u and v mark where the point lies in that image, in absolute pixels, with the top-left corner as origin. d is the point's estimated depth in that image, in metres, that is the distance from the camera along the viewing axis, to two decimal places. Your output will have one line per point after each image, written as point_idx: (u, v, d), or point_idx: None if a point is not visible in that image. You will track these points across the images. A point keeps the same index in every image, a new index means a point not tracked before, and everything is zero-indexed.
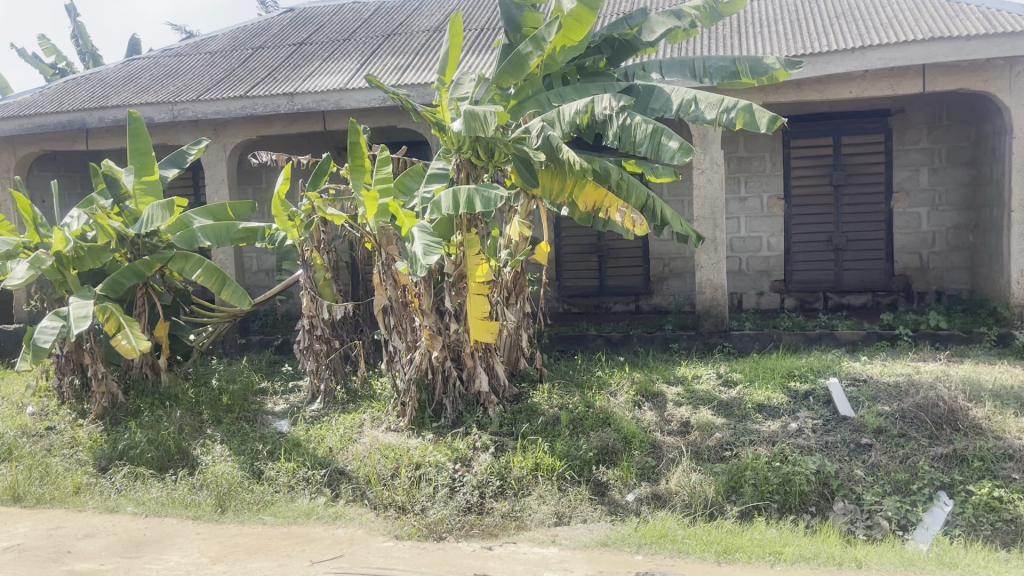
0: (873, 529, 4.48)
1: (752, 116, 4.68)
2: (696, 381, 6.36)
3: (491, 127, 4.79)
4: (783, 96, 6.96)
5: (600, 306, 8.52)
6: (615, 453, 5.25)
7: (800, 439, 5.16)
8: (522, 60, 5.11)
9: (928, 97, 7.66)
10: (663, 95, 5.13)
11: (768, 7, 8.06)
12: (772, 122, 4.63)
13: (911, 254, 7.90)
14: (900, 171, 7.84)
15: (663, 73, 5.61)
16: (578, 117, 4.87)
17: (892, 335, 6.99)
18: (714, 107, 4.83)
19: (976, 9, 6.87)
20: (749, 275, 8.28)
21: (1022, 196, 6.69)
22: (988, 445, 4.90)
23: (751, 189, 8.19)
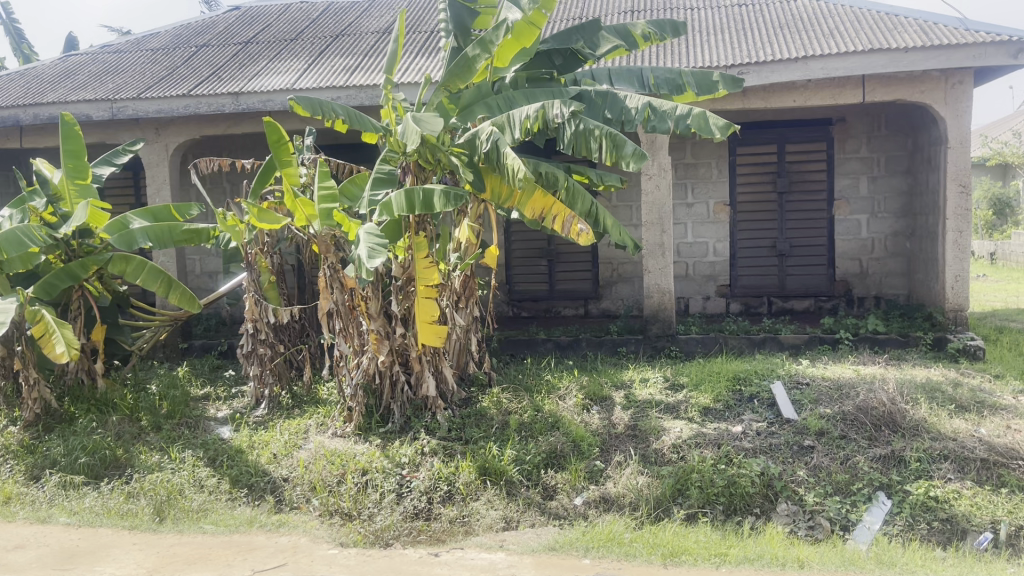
0: (815, 529, 4.55)
1: (705, 125, 4.79)
2: (644, 384, 6.41)
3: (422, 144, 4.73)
4: (729, 104, 7.07)
5: (550, 310, 8.58)
6: (563, 456, 5.28)
7: (743, 441, 5.24)
8: (469, 64, 5.11)
9: (868, 107, 7.88)
10: (616, 103, 5.13)
11: (715, 16, 8.18)
12: (727, 127, 4.74)
13: (851, 260, 8.11)
14: (841, 179, 8.05)
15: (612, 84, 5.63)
16: (529, 122, 4.84)
17: (833, 339, 7.15)
18: (669, 114, 4.91)
19: (912, 21, 7.07)
20: (696, 280, 8.40)
21: (957, 205, 6.90)
22: (925, 445, 5.04)
23: (698, 195, 8.29)
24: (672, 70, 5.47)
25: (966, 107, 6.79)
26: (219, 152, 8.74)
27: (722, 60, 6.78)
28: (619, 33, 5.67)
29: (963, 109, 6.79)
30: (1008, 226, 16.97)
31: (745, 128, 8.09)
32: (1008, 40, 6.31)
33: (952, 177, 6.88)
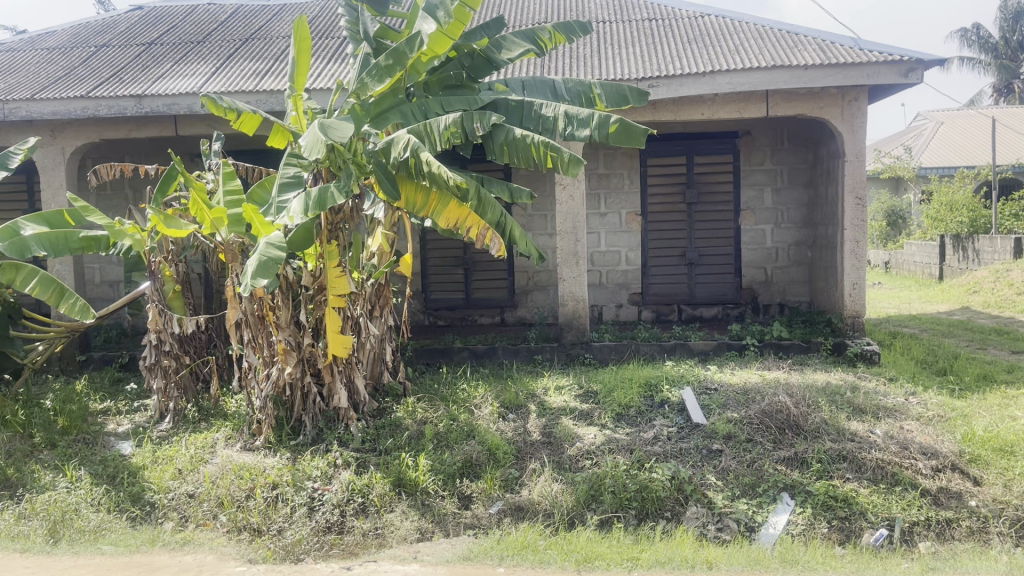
0: (723, 531, 4.68)
1: (626, 130, 4.85)
2: (558, 392, 6.46)
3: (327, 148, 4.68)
4: (639, 116, 7.22)
5: (466, 318, 8.58)
6: (479, 465, 5.28)
7: (655, 446, 5.35)
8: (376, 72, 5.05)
9: (772, 121, 8.19)
10: (533, 113, 5.19)
11: (625, 30, 8.34)
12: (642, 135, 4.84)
13: (757, 268, 8.40)
14: (746, 190, 8.33)
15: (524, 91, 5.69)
16: (447, 133, 4.85)
17: (740, 345, 7.37)
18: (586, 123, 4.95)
19: (812, 40, 7.37)
20: (609, 288, 8.53)
21: (854, 216, 7.23)
22: (825, 447, 5.24)
23: (610, 205, 8.45)
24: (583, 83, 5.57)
25: (862, 122, 7.13)
26: (121, 156, 8.41)
27: (633, 73, 6.93)
28: (527, 37, 5.74)
29: (859, 124, 7.12)
30: (900, 236, 17.90)
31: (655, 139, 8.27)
32: (900, 59, 6.67)
33: (850, 189, 7.20)
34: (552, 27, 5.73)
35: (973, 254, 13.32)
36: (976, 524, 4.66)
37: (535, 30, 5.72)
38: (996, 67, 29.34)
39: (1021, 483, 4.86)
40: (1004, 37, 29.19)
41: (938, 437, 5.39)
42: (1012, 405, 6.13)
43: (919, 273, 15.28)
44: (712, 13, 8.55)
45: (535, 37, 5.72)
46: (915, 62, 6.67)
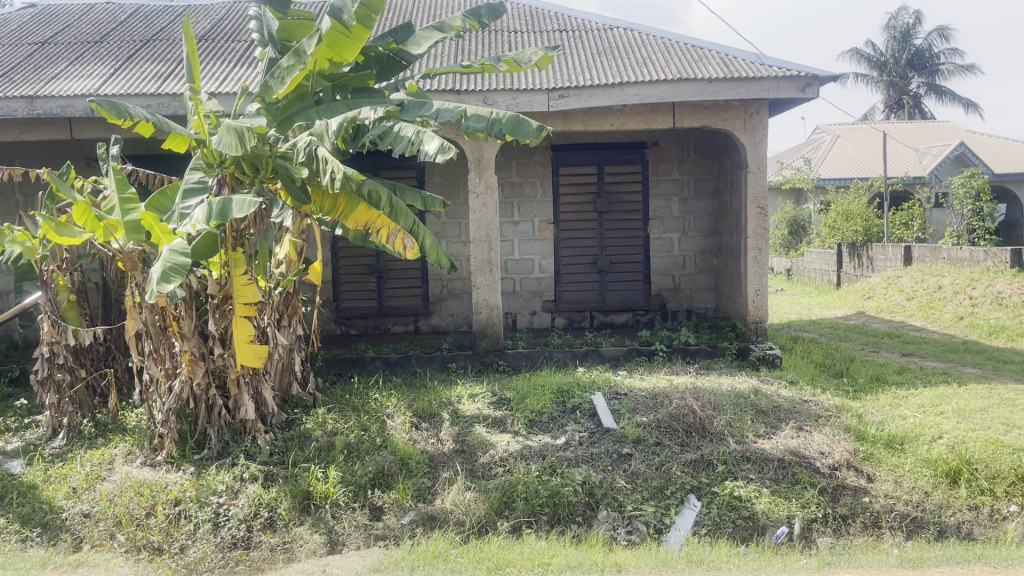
0: (633, 533, 4.77)
1: (517, 128, 4.85)
2: (471, 400, 6.45)
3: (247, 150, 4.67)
4: (550, 126, 7.31)
5: (378, 327, 8.50)
6: (390, 475, 5.24)
7: (566, 451, 5.41)
8: (284, 74, 4.99)
9: (678, 133, 8.42)
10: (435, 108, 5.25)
11: (536, 39, 8.44)
12: (540, 131, 4.91)
13: (664, 275, 8.61)
14: (655, 200, 8.54)
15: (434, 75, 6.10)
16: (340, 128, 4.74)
17: (649, 350, 7.53)
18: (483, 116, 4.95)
19: (715, 54, 7.62)
20: (523, 295, 8.58)
21: (756, 226, 7.50)
22: (729, 449, 5.39)
23: (524, 213, 8.50)
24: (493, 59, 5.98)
25: (762, 135, 7.42)
26: (12, 160, 8.02)
27: (544, 83, 7.02)
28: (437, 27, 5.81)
29: (759, 136, 7.41)
30: (801, 244, 18.66)
31: (568, 150, 8.39)
32: (798, 75, 6.97)
33: (752, 200, 7.47)
34: (461, 17, 5.75)
35: (867, 262, 14.00)
36: (869, 520, 4.89)
37: (445, 21, 5.73)
38: (886, 84, 30.95)
39: (910, 479, 5.12)
40: (894, 56, 30.82)
41: (835, 437, 5.62)
42: (902, 404, 6.47)
43: (818, 280, 15.95)
44: (621, 26, 8.73)
45: (446, 28, 5.75)
46: (811, 78, 6.98)
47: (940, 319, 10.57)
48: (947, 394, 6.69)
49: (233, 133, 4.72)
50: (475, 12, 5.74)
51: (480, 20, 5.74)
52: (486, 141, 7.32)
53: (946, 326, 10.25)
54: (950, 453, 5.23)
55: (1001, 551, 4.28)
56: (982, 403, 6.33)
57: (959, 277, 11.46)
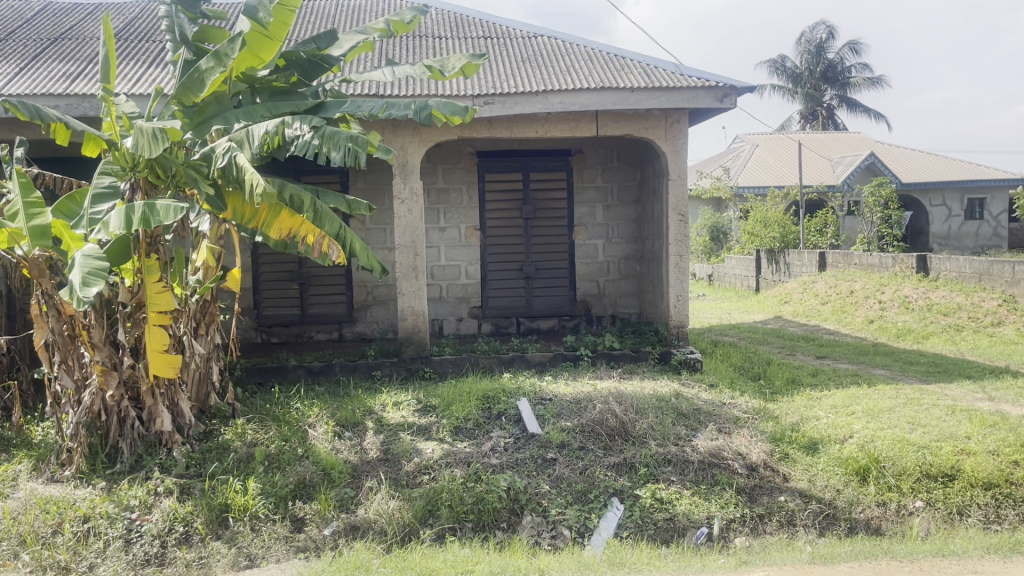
0: (557, 538, 4.80)
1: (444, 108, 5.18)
2: (396, 408, 6.38)
3: (161, 152, 4.51)
4: (475, 132, 7.32)
5: (302, 335, 8.33)
6: (312, 485, 5.16)
7: (491, 458, 5.41)
8: (202, 76, 4.88)
9: (602, 141, 8.53)
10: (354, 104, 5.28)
11: (460, 46, 8.44)
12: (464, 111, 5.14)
13: (589, 281, 8.71)
14: (580, 206, 8.62)
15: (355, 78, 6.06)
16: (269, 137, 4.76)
17: (575, 355, 7.60)
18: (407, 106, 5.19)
19: (637, 64, 7.76)
20: (449, 301, 8.56)
21: (678, 233, 7.66)
22: (651, 452, 5.49)
23: (450, 219, 8.49)
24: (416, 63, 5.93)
25: (683, 144, 7.57)
26: None
27: (468, 89, 7.03)
28: (359, 31, 5.84)
29: (680, 145, 7.56)
30: (722, 250, 19.14)
31: (494, 155, 8.41)
32: (716, 85, 7.16)
33: (674, 207, 7.62)
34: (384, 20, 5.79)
35: (784, 267, 14.46)
36: (785, 518, 5.03)
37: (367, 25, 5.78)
38: (802, 95, 32.03)
39: (823, 478, 5.29)
40: (808, 69, 31.94)
41: (754, 437, 5.77)
42: (816, 405, 6.68)
43: (738, 285, 16.38)
44: (545, 34, 8.81)
45: (368, 32, 5.82)
46: (728, 89, 7.18)
47: (852, 323, 10.97)
48: (857, 395, 6.94)
49: (146, 136, 4.54)
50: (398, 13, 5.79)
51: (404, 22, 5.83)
52: (411, 146, 7.28)
53: (858, 328, 10.65)
54: (860, 452, 5.42)
55: (907, 545, 4.46)
56: (890, 403, 6.59)
57: (869, 282, 11.94)
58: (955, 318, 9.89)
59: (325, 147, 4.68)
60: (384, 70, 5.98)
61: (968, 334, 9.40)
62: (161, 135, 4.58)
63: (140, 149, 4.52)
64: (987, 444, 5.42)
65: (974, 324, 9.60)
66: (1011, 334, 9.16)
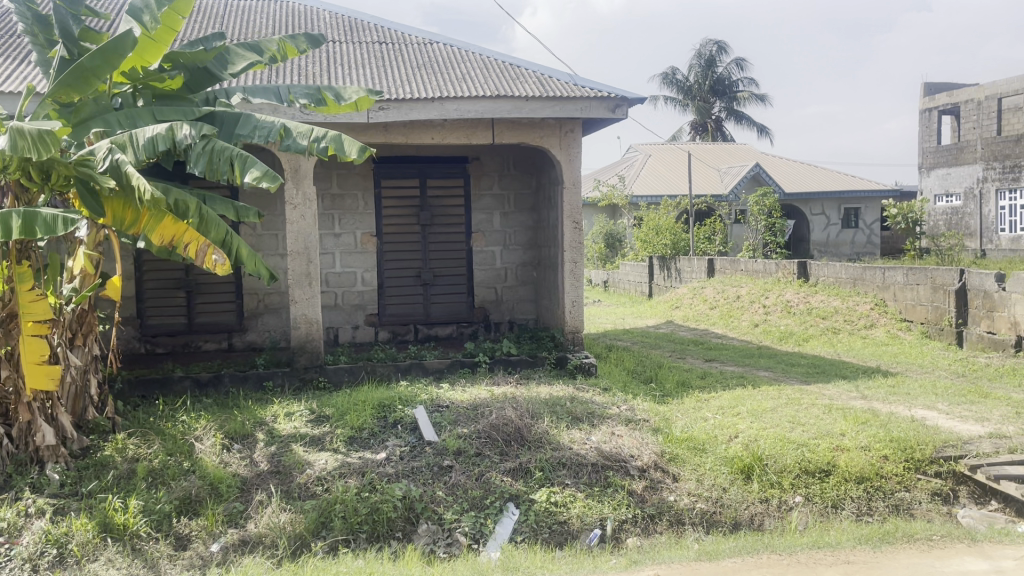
0: (452, 546, 4.79)
1: (342, 144, 4.96)
2: (288, 418, 6.23)
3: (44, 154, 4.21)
4: (370, 138, 7.24)
5: (189, 345, 8.00)
6: (199, 501, 4.98)
7: (386, 467, 5.35)
8: (88, 74, 4.59)
9: (499, 149, 8.59)
10: (249, 122, 5.09)
11: (355, 50, 8.34)
12: (362, 151, 4.94)
13: (487, 288, 8.73)
14: (477, 214, 8.64)
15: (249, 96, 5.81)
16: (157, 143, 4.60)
17: (472, 362, 7.60)
18: (304, 135, 4.98)
19: (532, 73, 7.85)
20: (345, 309, 8.38)
21: (573, 240, 7.79)
22: (546, 456, 5.54)
23: (344, 225, 8.33)
24: (311, 86, 5.79)
25: (577, 153, 7.71)
26: None
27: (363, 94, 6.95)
28: (252, 48, 5.66)
29: (575, 154, 7.70)
30: (617, 257, 19.58)
31: (390, 161, 8.35)
32: (608, 96, 7.32)
33: (568, 215, 7.75)
34: (278, 40, 5.73)
35: (676, 273, 14.92)
36: (673, 518, 5.17)
37: (260, 43, 5.67)
38: (693, 107, 33.14)
39: (711, 477, 5.46)
40: (698, 82, 33.11)
41: (644, 439, 5.91)
42: (704, 407, 6.91)
43: (632, 291, 16.79)
44: (440, 41, 8.81)
45: (263, 50, 5.65)
46: (620, 100, 7.35)
47: (739, 327, 11.41)
48: (743, 396, 7.22)
49: (31, 140, 4.20)
50: (293, 38, 5.78)
51: (299, 47, 5.77)
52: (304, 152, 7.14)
53: (744, 332, 11.08)
54: (744, 450, 5.64)
55: (786, 539, 4.67)
56: (772, 403, 6.90)
57: (754, 287, 12.46)
58: (833, 321, 10.43)
59: (216, 160, 4.71)
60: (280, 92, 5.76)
61: (843, 337, 9.93)
62: (48, 139, 4.26)
63: (27, 151, 4.16)
64: (859, 440, 5.74)
65: (849, 327, 10.15)
66: (882, 336, 9.74)
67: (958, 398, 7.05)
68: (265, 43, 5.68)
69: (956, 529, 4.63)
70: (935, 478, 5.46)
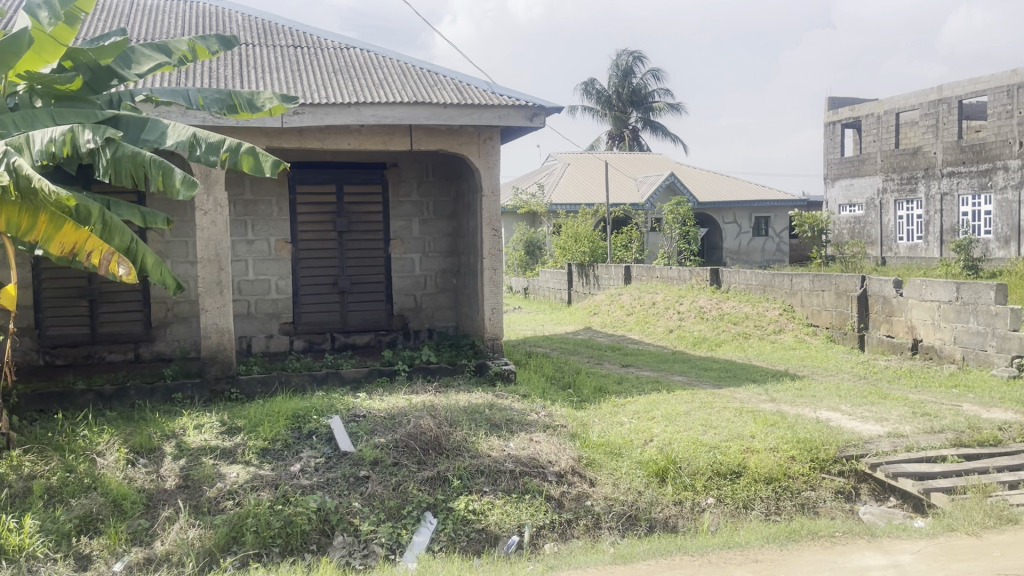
0: (369, 557, 4.70)
1: (255, 157, 4.83)
2: (197, 430, 6.03)
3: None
4: (284, 142, 7.09)
5: (91, 356, 7.68)
6: (101, 519, 4.78)
7: (300, 479, 5.23)
8: None
9: (417, 156, 8.54)
10: (156, 128, 4.90)
11: (268, 54, 8.16)
12: (275, 166, 4.83)
13: (406, 295, 8.65)
14: (396, 220, 8.56)
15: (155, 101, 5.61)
16: (57, 146, 4.37)
17: (391, 370, 7.52)
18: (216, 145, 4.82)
19: (449, 81, 7.84)
20: (258, 318, 8.17)
21: (492, 247, 7.80)
22: (464, 464, 5.52)
23: (258, 232, 8.12)
24: (222, 93, 5.61)
25: (495, 160, 7.72)
26: None
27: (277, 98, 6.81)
28: (159, 49, 5.51)
29: (493, 161, 7.71)
30: (537, 265, 19.75)
31: (305, 168, 8.22)
32: (526, 105, 7.38)
33: (487, 222, 7.75)
34: (189, 42, 5.61)
35: (594, 280, 15.15)
36: (591, 522, 5.21)
37: (168, 44, 5.54)
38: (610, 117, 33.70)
39: (626, 480, 5.54)
40: (616, 93, 33.69)
41: (562, 445, 5.96)
42: (620, 412, 7.00)
43: (552, 298, 16.94)
44: (357, 47, 8.71)
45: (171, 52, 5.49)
46: (538, 109, 7.41)
47: (654, 332, 11.64)
48: (658, 401, 7.35)
49: None
50: (205, 39, 5.69)
51: (210, 48, 5.66)
52: None
53: (659, 338, 11.30)
54: (659, 454, 5.74)
55: (698, 540, 4.76)
56: (686, 407, 7.05)
57: (669, 294, 12.74)
58: (743, 326, 10.74)
59: (126, 168, 4.52)
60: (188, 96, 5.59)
61: (754, 341, 10.24)
62: None
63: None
64: (768, 442, 5.93)
65: (760, 332, 10.47)
66: (790, 340, 10.08)
67: (859, 399, 7.34)
68: (173, 45, 5.56)
69: (856, 526, 4.82)
70: (838, 477, 5.66)
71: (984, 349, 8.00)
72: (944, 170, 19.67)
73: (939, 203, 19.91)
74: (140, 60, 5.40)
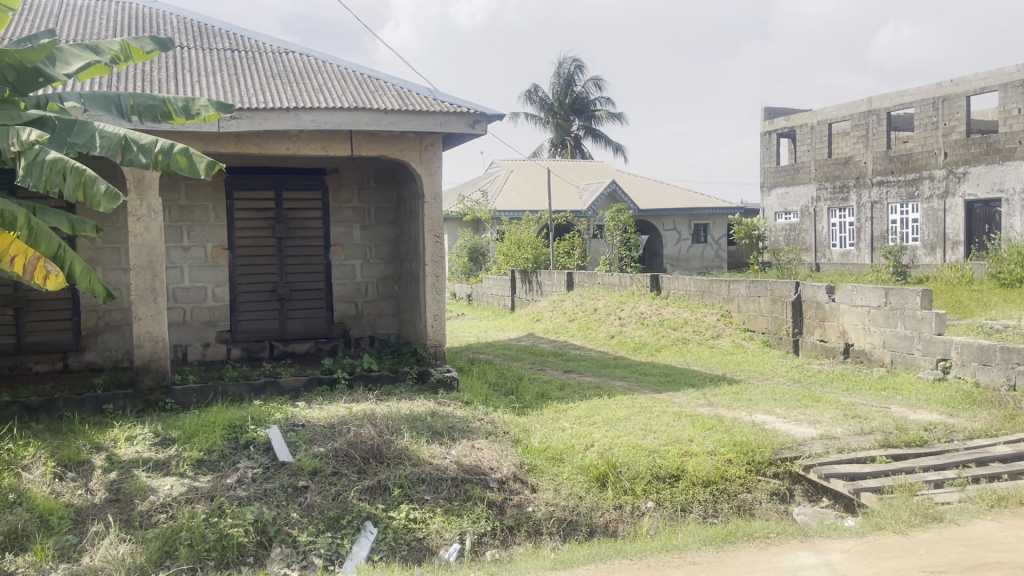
0: (307, 568, 4.63)
1: (190, 160, 4.72)
2: (129, 442, 5.86)
3: None
4: (221, 147, 6.95)
5: (16, 367, 7.40)
6: (26, 535, 4.61)
7: (237, 490, 5.12)
8: None
9: (358, 162, 8.47)
10: (84, 131, 4.75)
11: (204, 57, 8.02)
12: (211, 167, 4.74)
13: (347, 302, 8.57)
14: (336, 227, 8.47)
15: (85, 105, 5.45)
16: None
17: (331, 379, 7.42)
18: (147, 149, 4.71)
19: (390, 87, 7.80)
20: (194, 326, 7.99)
21: (434, 252, 7.78)
22: (405, 472, 5.48)
23: (194, 238, 7.96)
24: (156, 97, 5.47)
25: (437, 167, 7.70)
26: None
27: None
28: (89, 49, 5.39)
29: (435, 168, 7.70)
30: (480, 272, 19.76)
31: (242, 173, 8.08)
32: (468, 111, 7.38)
33: (429, 229, 7.73)
34: (120, 43, 5.50)
35: (537, 286, 15.23)
36: (532, 528, 5.22)
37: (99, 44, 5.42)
38: (553, 125, 33.93)
39: (568, 486, 5.57)
40: (558, 101, 33.94)
41: (503, 451, 5.96)
42: (562, 417, 7.04)
43: (495, 304, 16.95)
44: (296, 51, 8.61)
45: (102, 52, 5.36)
46: (479, 116, 7.42)
47: (596, 338, 11.74)
48: (599, 406, 7.41)
49: None
50: (138, 41, 5.58)
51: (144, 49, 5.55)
52: None
53: (601, 343, 11.39)
54: (599, 459, 5.78)
55: (637, 544, 4.81)
56: (626, 412, 7.13)
57: (610, 300, 12.86)
58: (683, 331, 10.90)
59: (48, 174, 4.36)
60: (120, 99, 5.45)
61: (693, 346, 10.40)
62: None
63: None
64: (706, 445, 6.03)
65: (698, 337, 10.65)
66: (728, 345, 10.27)
67: (794, 402, 7.52)
68: (104, 44, 5.44)
69: (790, 526, 4.93)
70: (773, 479, 5.79)
71: (910, 353, 8.29)
72: (874, 179, 20.31)
73: (870, 210, 20.54)
74: (69, 60, 5.25)
